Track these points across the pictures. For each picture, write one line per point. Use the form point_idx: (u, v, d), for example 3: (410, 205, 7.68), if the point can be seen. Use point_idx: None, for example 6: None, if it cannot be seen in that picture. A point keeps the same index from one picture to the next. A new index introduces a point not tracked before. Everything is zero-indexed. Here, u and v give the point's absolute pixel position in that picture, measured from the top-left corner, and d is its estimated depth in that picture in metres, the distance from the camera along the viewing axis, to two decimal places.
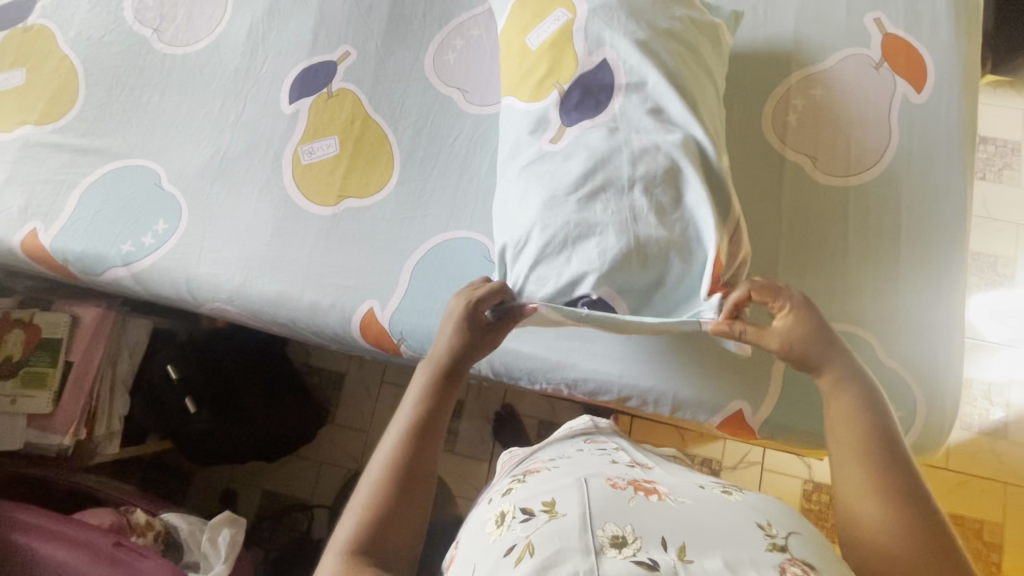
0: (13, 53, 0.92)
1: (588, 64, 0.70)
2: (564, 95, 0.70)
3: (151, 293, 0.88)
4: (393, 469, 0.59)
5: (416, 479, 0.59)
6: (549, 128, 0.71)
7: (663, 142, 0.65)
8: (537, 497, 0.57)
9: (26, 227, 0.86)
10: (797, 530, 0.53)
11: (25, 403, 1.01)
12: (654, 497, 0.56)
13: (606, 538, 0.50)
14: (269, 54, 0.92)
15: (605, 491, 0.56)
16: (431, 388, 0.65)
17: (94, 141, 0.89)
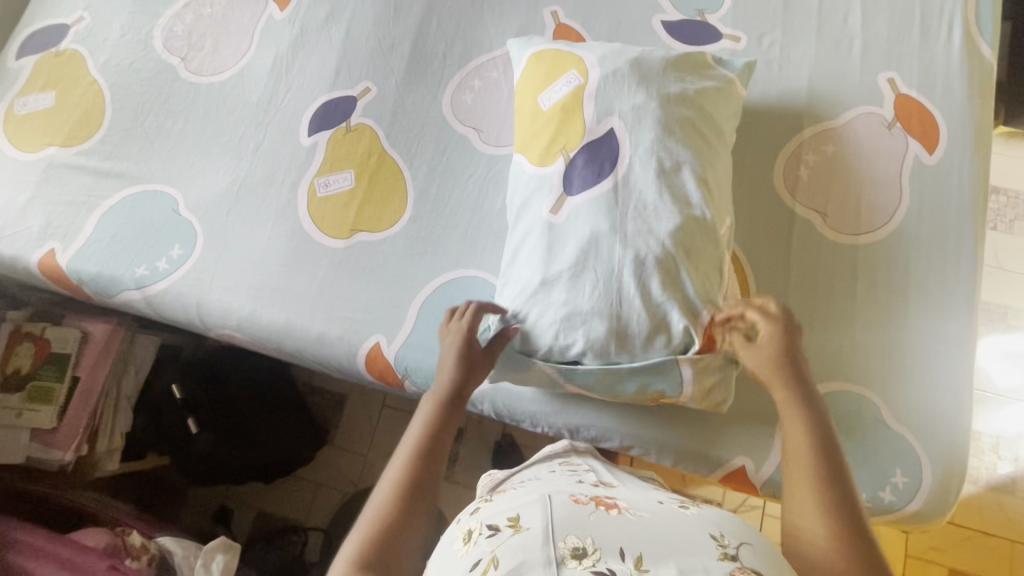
0: (44, 75, 0.94)
1: (595, 132, 0.71)
2: (568, 163, 0.72)
3: (162, 316, 0.89)
4: (399, 494, 0.62)
5: (420, 497, 0.63)
6: (551, 194, 0.72)
7: (655, 228, 0.66)
8: (503, 513, 0.56)
9: (44, 246, 0.87)
10: (749, 541, 0.53)
11: (29, 417, 1.01)
12: (613, 511, 0.55)
13: (567, 549, 0.50)
14: (292, 86, 0.95)
15: (567, 504, 0.55)
16: (433, 418, 0.68)
17: (116, 165, 0.91)
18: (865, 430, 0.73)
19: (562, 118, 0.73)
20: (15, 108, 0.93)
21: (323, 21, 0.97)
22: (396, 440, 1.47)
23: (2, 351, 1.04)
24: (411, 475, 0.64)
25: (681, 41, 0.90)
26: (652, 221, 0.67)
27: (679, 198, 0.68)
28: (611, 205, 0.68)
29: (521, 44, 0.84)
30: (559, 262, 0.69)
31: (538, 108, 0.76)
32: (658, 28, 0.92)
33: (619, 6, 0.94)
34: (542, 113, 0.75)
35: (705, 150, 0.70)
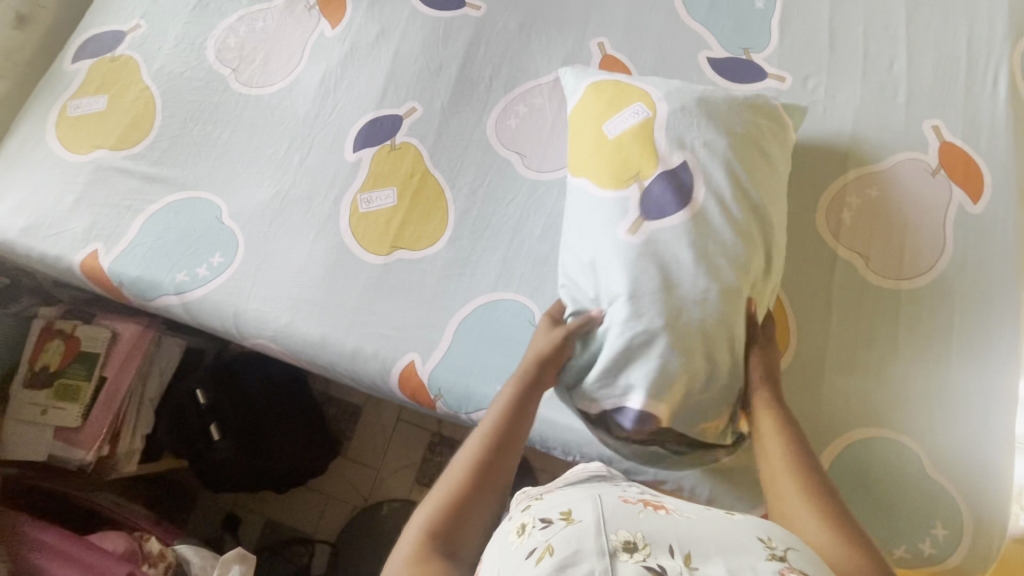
0: (98, 80, 0.96)
1: (669, 164, 0.72)
2: (645, 190, 0.71)
3: (198, 322, 0.89)
4: (472, 473, 0.63)
5: (492, 471, 0.63)
6: (627, 215, 0.71)
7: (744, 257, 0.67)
8: (554, 507, 0.56)
9: (88, 247, 0.88)
10: (796, 547, 0.52)
11: (55, 414, 1.01)
12: (663, 511, 0.55)
13: (619, 542, 0.49)
14: (339, 102, 0.96)
15: (617, 503, 0.55)
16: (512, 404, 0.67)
17: (163, 171, 0.92)
18: (906, 479, 0.72)
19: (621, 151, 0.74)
20: (68, 110, 0.95)
21: (374, 41, 0.99)
22: (410, 455, 1.47)
23: (32, 347, 1.04)
24: (489, 448, 0.64)
25: (727, 78, 0.91)
26: (733, 252, 0.67)
27: (737, 233, 0.68)
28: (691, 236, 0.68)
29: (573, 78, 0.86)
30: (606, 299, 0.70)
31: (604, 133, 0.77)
32: (705, 64, 0.93)
33: (665, 41, 0.95)
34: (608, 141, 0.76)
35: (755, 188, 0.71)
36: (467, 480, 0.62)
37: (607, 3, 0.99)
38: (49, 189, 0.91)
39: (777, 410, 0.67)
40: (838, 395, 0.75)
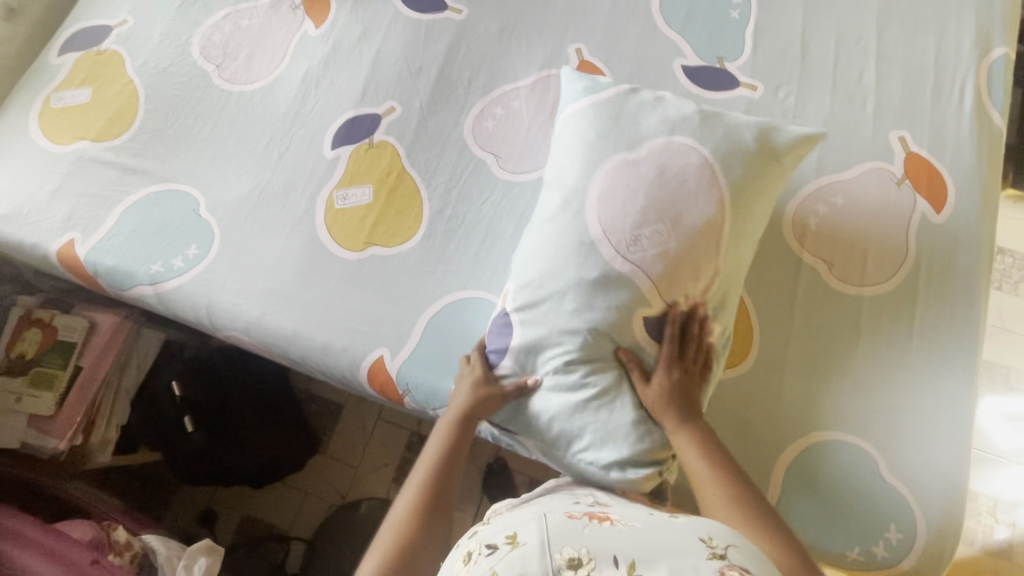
0: (83, 73, 0.98)
1: (678, 157, 0.73)
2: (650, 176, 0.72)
3: (172, 312, 0.90)
4: (421, 509, 0.68)
5: (436, 524, 0.68)
6: (638, 198, 0.71)
7: (712, 253, 0.70)
8: (501, 531, 0.59)
9: (64, 236, 0.89)
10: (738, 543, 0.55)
11: (29, 403, 1.02)
12: (607, 523, 0.58)
13: (563, 560, 0.52)
14: (320, 100, 0.98)
15: (562, 521, 0.58)
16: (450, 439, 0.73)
17: (143, 163, 0.93)
18: (860, 483, 0.73)
19: (675, 213, 0.70)
20: (51, 101, 0.96)
21: (356, 41, 1.01)
22: (388, 455, 1.47)
23: (9, 335, 1.05)
24: (428, 499, 0.68)
25: (701, 86, 0.93)
26: (709, 250, 0.70)
27: (720, 234, 0.71)
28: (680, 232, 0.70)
29: (726, 145, 0.74)
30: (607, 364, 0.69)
31: (751, 223, 0.74)
32: (679, 71, 0.95)
33: (641, 49, 0.97)
34: (722, 227, 0.71)
35: (750, 212, 0.74)
36: (418, 513, 0.67)
37: (586, 11, 1.01)
38: (29, 178, 0.91)
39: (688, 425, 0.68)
40: (798, 398, 0.76)
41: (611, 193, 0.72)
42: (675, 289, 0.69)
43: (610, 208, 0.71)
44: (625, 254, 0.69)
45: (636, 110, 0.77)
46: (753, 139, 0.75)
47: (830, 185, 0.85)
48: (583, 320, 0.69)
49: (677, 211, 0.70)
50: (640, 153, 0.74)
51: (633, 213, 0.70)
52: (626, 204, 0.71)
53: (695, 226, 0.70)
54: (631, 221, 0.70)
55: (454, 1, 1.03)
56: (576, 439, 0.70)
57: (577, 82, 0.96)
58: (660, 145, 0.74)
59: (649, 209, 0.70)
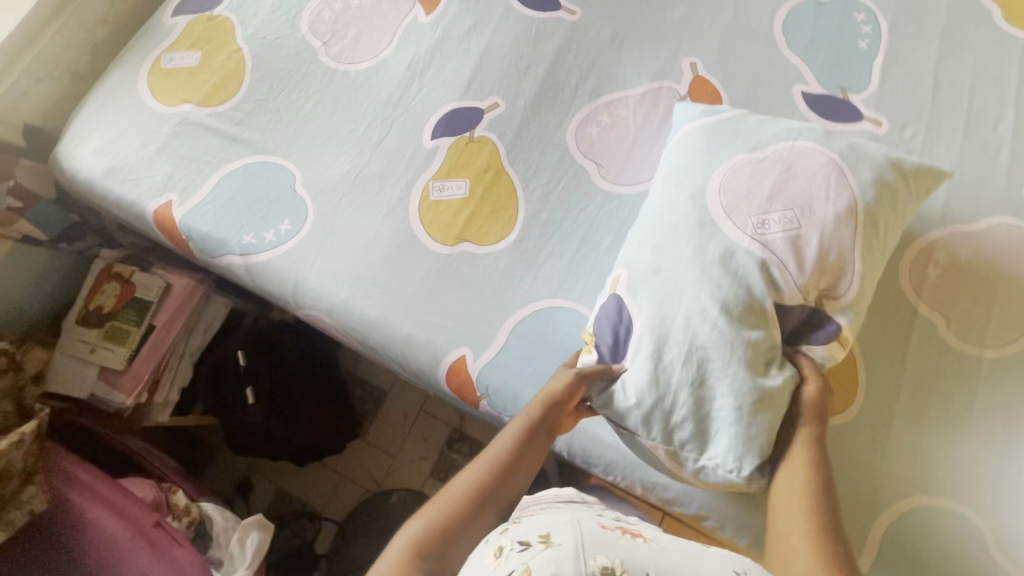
0: (194, 37, 0.98)
1: (805, 162, 0.69)
2: (772, 180, 0.69)
3: (257, 285, 0.90)
4: (472, 496, 0.65)
5: (488, 510, 0.66)
6: (762, 201, 0.68)
7: (847, 256, 0.66)
8: (533, 531, 0.57)
9: (163, 197, 0.89)
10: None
11: (101, 355, 1.03)
12: (642, 539, 0.57)
13: (597, 567, 0.50)
14: (424, 88, 0.96)
15: (596, 529, 0.56)
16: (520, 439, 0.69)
17: (244, 132, 0.93)
18: (964, 554, 0.68)
19: (804, 218, 0.66)
20: (161, 61, 0.96)
21: (466, 32, 0.99)
22: (427, 449, 1.46)
23: (90, 287, 1.06)
24: (487, 484, 0.67)
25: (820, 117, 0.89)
26: (845, 257, 0.66)
27: (858, 243, 0.67)
28: (813, 236, 0.66)
29: (856, 152, 0.70)
30: (742, 366, 0.64)
31: (887, 233, 0.69)
32: (799, 99, 0.91)
33: (760, 70, 0.93)
34: (859, 232, 0.67)
35: (885, 219, 0.69)
36: (468, 499, 0.65)
37: (704, 25, 0.97)
38: (133, 136, 0.91)
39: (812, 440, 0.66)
40: (901, 454, 0.73)
41: (739, 197, 0.69)
42: (804, 288, 0.65)
43: (735, 210, 0.68)
44: (756, 252, 0.66)
45: (754, 120, 0.75)
46: (884, 152, 0.70)
47: (959, 235, 0.80)
48: (711, 321, 0.65)
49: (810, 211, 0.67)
50: (764, 155, 0.71)
51: (762, 215, 0.67)
52: (754, 204, 0.68)
53: (830, 225, 0.66)
54: (761, 223, 0.67)
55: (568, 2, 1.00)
56: (693, 451, 0.65)
57: (689, 97, 0.93)
58: (785, 149, 0.71)
59: (778, 210, 0.67)
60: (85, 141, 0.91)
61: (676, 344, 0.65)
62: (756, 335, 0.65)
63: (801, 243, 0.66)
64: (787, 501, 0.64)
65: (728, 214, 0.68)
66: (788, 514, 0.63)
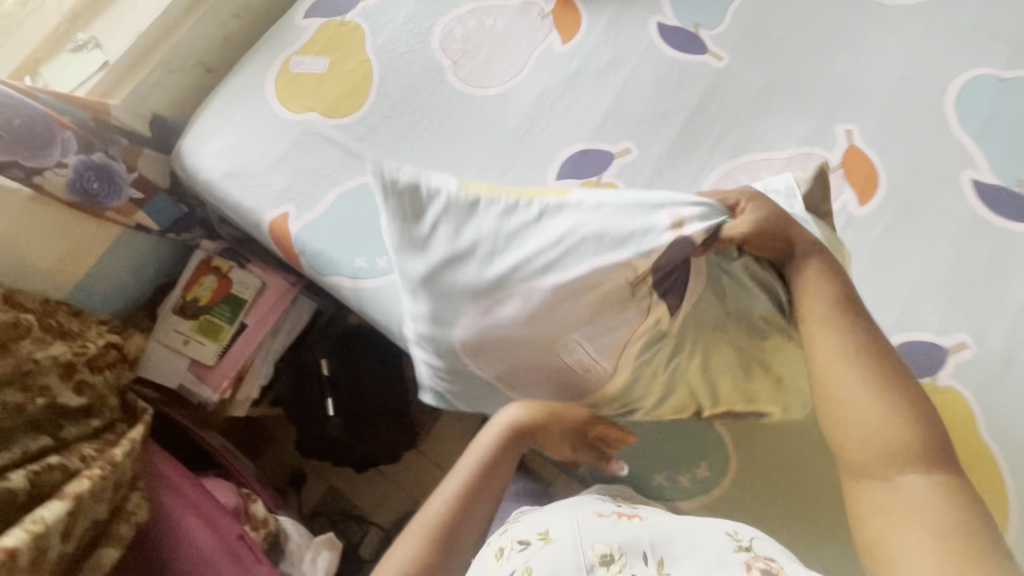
0: (324, 42, 0.95)
1: (420, 312, 0.70)
2: (427, 308, 0.69)
3: (363, 309, 0.88)
4: (439, 528, 0.69)
5: (464, 531, 0.70)
6: (518, 341, 0.67)
7: (526, 275, 0.64)
8: (531, 527, 0.63)
9: (280, 208, 0.88)
10: (764, 536, 0.60)
11: (194, 348, 1.04)
12: (636, 519, 0.63)
13: (596, 556, 0.57)
14: (553, 123, 0.91)
15: (592, 517, 0.62)
16: (490, 462, 0.73)
17: (367, 149, 0.91)
18: None
19: (535, 313, 0.65)
20: (290, 65, 0.95)
21: (603, 67, 0.93)
22: None
23: (188, 277, 1.07)
24: (457, 512, 0.70)
25: (990, 211, 0.82)
26: (545, 306, 0.64)
27: (497, 294, 0.66)
28: (579, 298, 0.63)
29: (426, 261, 0.67)
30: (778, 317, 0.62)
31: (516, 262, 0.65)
32: (968, 187, 0.83)
33: (925, 148, 0.85)
34: (526, 311, 0.65)
35: (440, 271, 0.67)
36: (437, 532, 0.69)
37: (867, 90, 0.89)
38: (257, 141, 0.90)
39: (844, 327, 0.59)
40: None
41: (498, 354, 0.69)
42: (648, 311, 0.61)
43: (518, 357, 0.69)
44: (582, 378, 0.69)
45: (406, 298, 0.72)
46: (413, 278, 0.69)
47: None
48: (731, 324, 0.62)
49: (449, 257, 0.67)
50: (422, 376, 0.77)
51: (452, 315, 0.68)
52: (525, 376, 0.71)
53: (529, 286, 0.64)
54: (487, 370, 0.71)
55: (716, 46, 0.94)
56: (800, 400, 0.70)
57: (841, 169, 0.85)
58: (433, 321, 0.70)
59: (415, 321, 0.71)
60: (209, 140, 0.91)
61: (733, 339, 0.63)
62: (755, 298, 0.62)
63: (579, 305, 0.63)
64: (853, 402, 0.57)
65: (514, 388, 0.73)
66: (854, 407, 0.57)
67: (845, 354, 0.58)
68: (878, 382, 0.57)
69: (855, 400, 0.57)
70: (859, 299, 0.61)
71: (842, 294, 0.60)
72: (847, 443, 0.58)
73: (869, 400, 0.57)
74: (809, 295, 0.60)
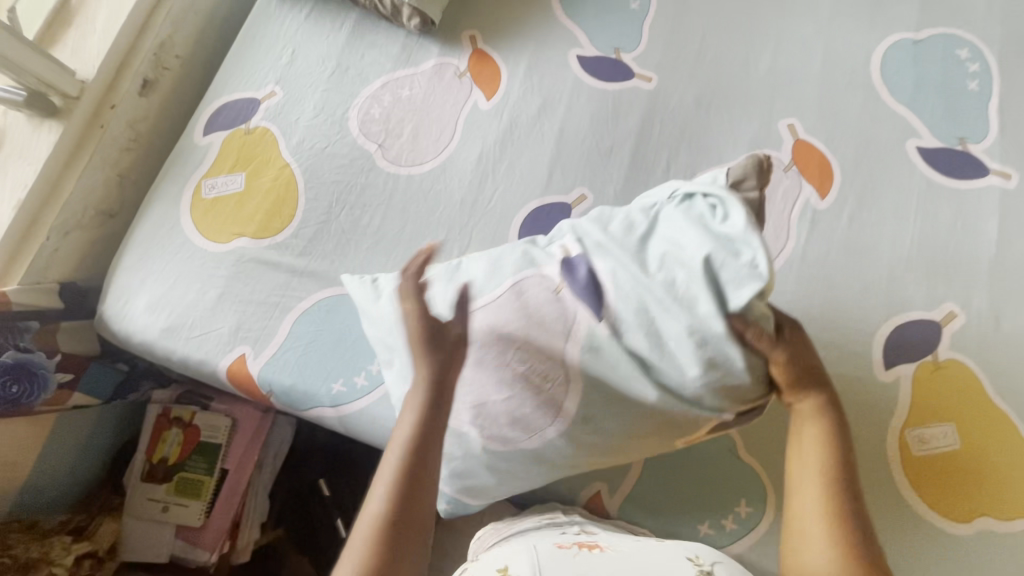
0: (234, 156, 0.87)
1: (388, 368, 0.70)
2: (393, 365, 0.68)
3: (353, 433, 0.81)
4: (386, 519, 0.53)
5: (421, 511, 0.54)
6: (495, 371, 0.64)
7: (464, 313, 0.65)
8: (491, 563, 0.55)
9: (235, 351, 0.80)
10: (723, 560, 0.55)
11: (176, 512, 0.94)
12: (598, 549, 0.55)
13: None
14: (500, 185, 0.86)
15: (552, 551, 0.55)
16: (425, 418, 0.57)
17: (311, 263, 0.83)
18: None
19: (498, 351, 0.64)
20: (202, 190, 0.86)
21: (535, 114, 0.89)
22: None
23: (149, 436, 0.96)
24: (404, 494, 0.54)
25: (941, 174, 0.83)
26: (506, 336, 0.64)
27: None
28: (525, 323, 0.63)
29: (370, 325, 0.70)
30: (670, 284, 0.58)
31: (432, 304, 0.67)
32: (915, 156, 0.84)
33: (867, 126, 0.86)
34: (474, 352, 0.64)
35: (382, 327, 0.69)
36: (386, 524, 0.53)
37: (797, 80, 0.89)
38: (188, 284, 0.82)
39: (828, 446, 0.61)
40: None
41: (483, 392, 0.64)
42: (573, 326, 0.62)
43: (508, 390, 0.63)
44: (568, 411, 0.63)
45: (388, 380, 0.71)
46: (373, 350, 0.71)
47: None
48: (650, 304, 0.58)
49: (391, 319, 0.68)
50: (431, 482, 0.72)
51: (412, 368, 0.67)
52: (522, 416, 0.64)
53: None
54: (467, 422, 0.65)
55: (641, 67, 0.91)
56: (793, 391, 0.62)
57: (794, 165, 0.84)
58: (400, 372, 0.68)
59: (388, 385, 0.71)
60: (135, 296, 0.82)
61: (665, 312, 0.58)
62: (647, 283, 0.59)
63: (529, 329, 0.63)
64: (809, 517, 0.59)
65: (513, 442, 0.64)
66: (800, 515, 0.60)
67: (817, 470, 0.60)
68: (834, 500, 0.59)
69: (809, 512, 0.59)
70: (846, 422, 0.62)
71: (840, 452, 0.61)
72: (793, 550, 0.60)
73: (824, 517, 0.58)
74: (802, 449, 0.62)
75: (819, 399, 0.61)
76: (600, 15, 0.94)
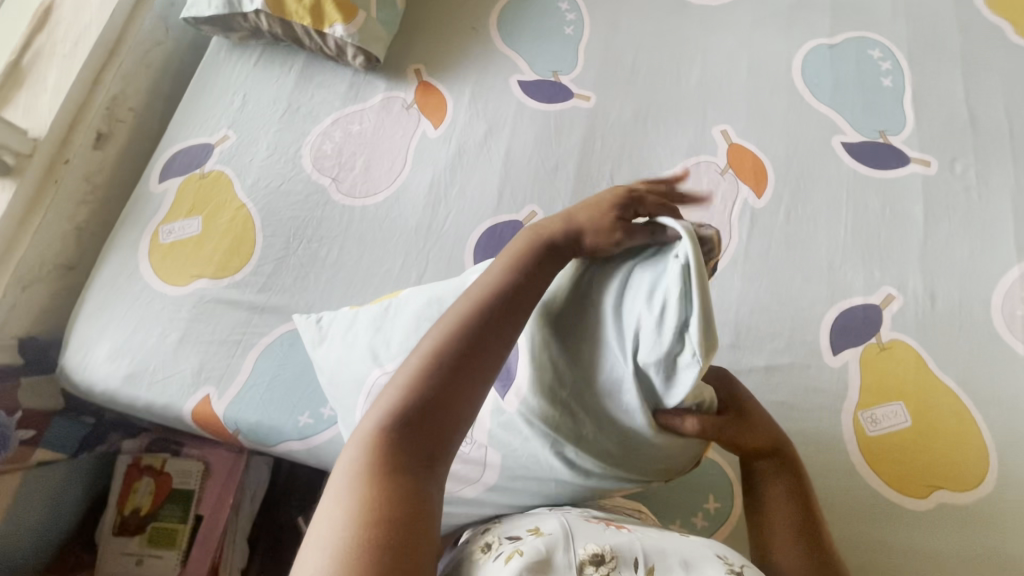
0: (190, 200, 0.89)
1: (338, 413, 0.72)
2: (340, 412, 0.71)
3: (323, 464, 0.81)
4: (446, 349, 0.52)
5: (483, 363, 0.52)
6: None
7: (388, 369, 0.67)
8: (523, 524, 0.54)
9: (199, 392, 0.80)
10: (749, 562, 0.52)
11: (151, 564, 0.92)
12: (625, 529, 0.53)
13: (586, 554, 0.48)
14: (452, 209, 0.89)
15: (583, 520, 0.53)
16: (518, 270, 0.57)
17: (272, 298, 0.84)
18: None
19: None
20: (160, 236, 0.87)
21: (482, 139, 0.93)
22: None
23: (120, 488, 0.94)
24: (471, 335, 0.53)
25: (867, 165, 0.88)
26: None
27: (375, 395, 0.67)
28: None
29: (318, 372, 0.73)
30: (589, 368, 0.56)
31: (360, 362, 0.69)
32: (841, 150, 0.89)
33: (794, 126, 0.91)
34: None
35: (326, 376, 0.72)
36: (445, 354, 0.51)
37: (726, 88, 0.94)
38: (149, 329, 0.82)
39: (793, 507, 0.61)
40: None
41: None
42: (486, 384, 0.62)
43: None
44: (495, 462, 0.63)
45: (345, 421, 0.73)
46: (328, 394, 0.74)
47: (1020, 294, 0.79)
48: (564, 390, 0.56)
49: (332, 367, 0.71)
50: None
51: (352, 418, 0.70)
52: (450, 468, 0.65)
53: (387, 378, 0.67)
54: None
55: (579, 87, 0.96)
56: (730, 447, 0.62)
57: (730, 168, 0.89)
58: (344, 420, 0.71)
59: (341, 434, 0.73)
60: (95, 346, 0.82)
61: (581, 403, 0.56)
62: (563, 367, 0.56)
63: None
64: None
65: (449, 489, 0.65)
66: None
67: (789, 531, 0.59)
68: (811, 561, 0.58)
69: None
70: (806, 479, 0.63)
71: (804, 509, 0.61)
72: None
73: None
74: (770, 513, 0.61)
75: (771, 463, 0.63)
76: (538, 42, 0.99)
